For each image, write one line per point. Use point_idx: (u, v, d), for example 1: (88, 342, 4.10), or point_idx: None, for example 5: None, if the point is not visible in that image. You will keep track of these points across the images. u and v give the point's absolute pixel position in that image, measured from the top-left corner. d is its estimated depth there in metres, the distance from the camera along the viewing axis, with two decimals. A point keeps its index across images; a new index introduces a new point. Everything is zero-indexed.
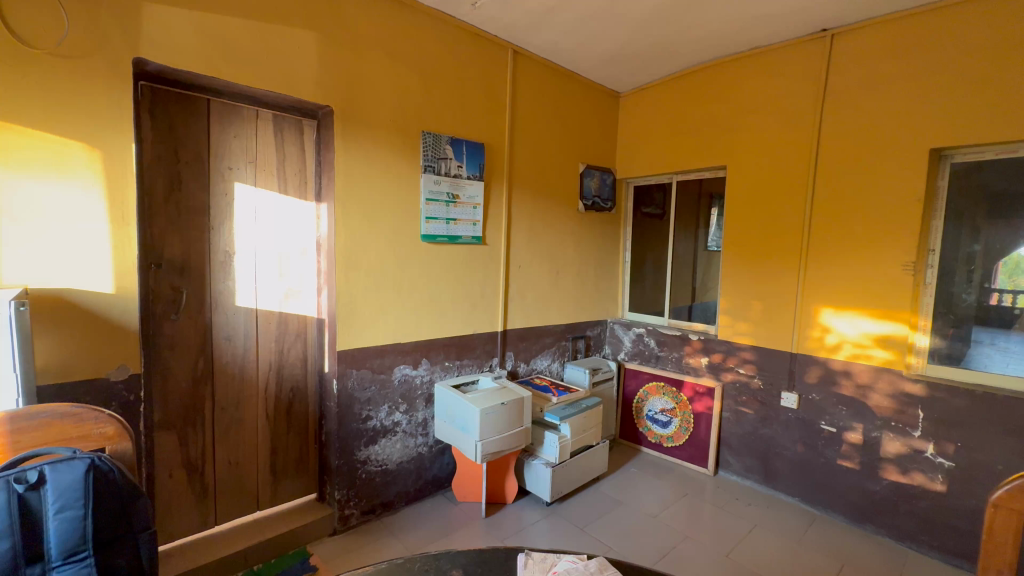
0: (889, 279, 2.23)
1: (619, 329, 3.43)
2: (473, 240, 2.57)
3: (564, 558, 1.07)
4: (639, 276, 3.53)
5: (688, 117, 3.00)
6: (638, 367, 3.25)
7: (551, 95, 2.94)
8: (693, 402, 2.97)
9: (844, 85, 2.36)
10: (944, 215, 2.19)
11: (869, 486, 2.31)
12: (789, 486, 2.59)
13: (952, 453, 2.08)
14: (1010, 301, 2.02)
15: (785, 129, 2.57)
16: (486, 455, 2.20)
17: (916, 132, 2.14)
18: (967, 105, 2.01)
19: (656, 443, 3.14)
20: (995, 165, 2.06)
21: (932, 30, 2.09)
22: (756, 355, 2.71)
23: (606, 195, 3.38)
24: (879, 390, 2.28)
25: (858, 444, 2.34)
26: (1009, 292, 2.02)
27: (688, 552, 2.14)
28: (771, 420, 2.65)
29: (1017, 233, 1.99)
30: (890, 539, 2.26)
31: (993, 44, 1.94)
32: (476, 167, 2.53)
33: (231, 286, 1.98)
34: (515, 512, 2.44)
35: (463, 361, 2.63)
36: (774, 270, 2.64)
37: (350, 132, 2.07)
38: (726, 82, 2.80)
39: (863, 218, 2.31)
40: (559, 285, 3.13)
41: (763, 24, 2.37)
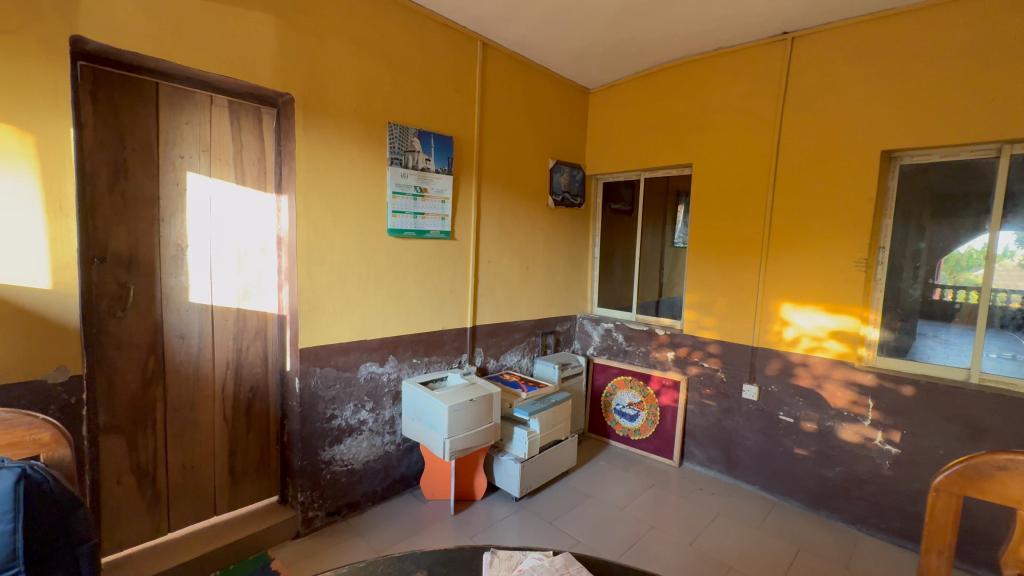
0: (843, 275, 2.33)
1: (588, 324, 3.46)
2: (441, 235, 2.53)
3: (530, 555, 1.06)
4: (608, 271, 3.57)
5: (656, 115, 3.04)
6: (607, 362, 3.29)
7: (521, 89, 2.91)
8: (660, 396, 3.03)
9: (805, 87, 2.43)
10: (893, 215, 2.29)
11: (823, 472, 2.42)
12: (750, 475, 2.69)
13: (898, 440, 2.19)
14: (951, 296, 2.15)
15: (749, 129, 2.63)
16: (454, 452, 2.18)
17: (870, 134, 2.24)
18: (915, 109, 2.11)
19: (624, 436, 3.19)
20: (940, 167, 2.18)
21: (888, 36, 2.17)
22: (721, 349, 2.78)
23: (575, 191, 3.39)
24: (833, 381, 2.38)
25: (814, 433, 2.45)
26: (950, 287, 2.15)
27: (653, 542, 2.18)
28: (733, 411, 2.74)
29: (958, 232, 2.12)
30: (842, 522, 2.38)
31: (944, 52, 2.04)
32: (445, 160, 2.49)
33: (184, 281, 1.88)
34: (484, 508, 2.43)
35: (432, 358, 2.59)
36: (737, 266, 2.71)
37: (312, 122, 2.00)
38: (693, 81, 2.85)
39: (820, 215, 2.40)
40: (529, 280, 3.12)
41: (727, 25, 2.41)
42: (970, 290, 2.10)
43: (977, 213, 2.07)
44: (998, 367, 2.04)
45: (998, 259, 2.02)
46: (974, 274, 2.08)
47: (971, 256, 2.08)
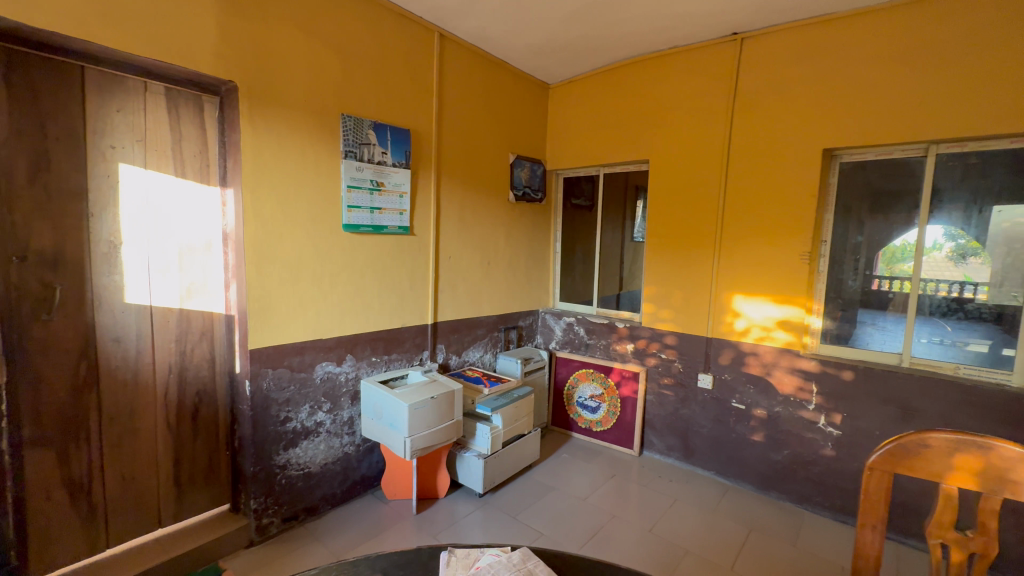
0: (788, 267, 2.44)
1: (550, 319, 3.49)
2: (400, 231, 2.48)
3: (488, 552, 1.06)
4: (569, 265, 3.60)
5: (614, 111, 3.08)
6: (569, 355, 3.33)
7: (480, 82, 2.88)
8: (620, 387, 3.10)
9: (753, 86, 2.52)
10: (834, 210, 2.42)
11: (772, 455, 2.54)
12: (706, 461, 2.79)
13: (839, 423, 2.33)
14: (888, 286, 2.29)
15: (703, 126, 2.71)
16: (415, 451, 2.14)
17: (813, 133, 2.35)
18: (854, 110, 2.23)
19: (586, 428, 3.25)
20: (875, 165, 2.31)
21: (830, 40, 2.29)
22: (677, 340, 2.86)
23: (536, 186, 3.40)
24: (781, 369, 2.49)
25: (764, 419, 2.56)
26: (886, 278, 2.29)
27: (615, 531, 2.23)
28: (689, 400, 2.83)
29: (893, 227, 2.26)
30: (789, 502, 2.51)
31: (880, 56, 2.16)
32: (402, 154, 2.43)
33: (118, 281, 1.75)
34: (448, 506, 2.41)
35: (392, 356, 2.54)
36: (692, 260, 2.79)
37: (258, 112, 1.90)
38: (649, 78, 2.90)
39: (768, 210, 2.50)
40: (490, 276, 3.11)
41: (680, 25, 2.47)
42: (904, 280, 2.24)
43: (908, 209, 2.22)
44: (927, 351, 2.19)
45: (929, 251, 2.17)
46: (907, 265, 2.22)
47: (905, 249, 2.23)
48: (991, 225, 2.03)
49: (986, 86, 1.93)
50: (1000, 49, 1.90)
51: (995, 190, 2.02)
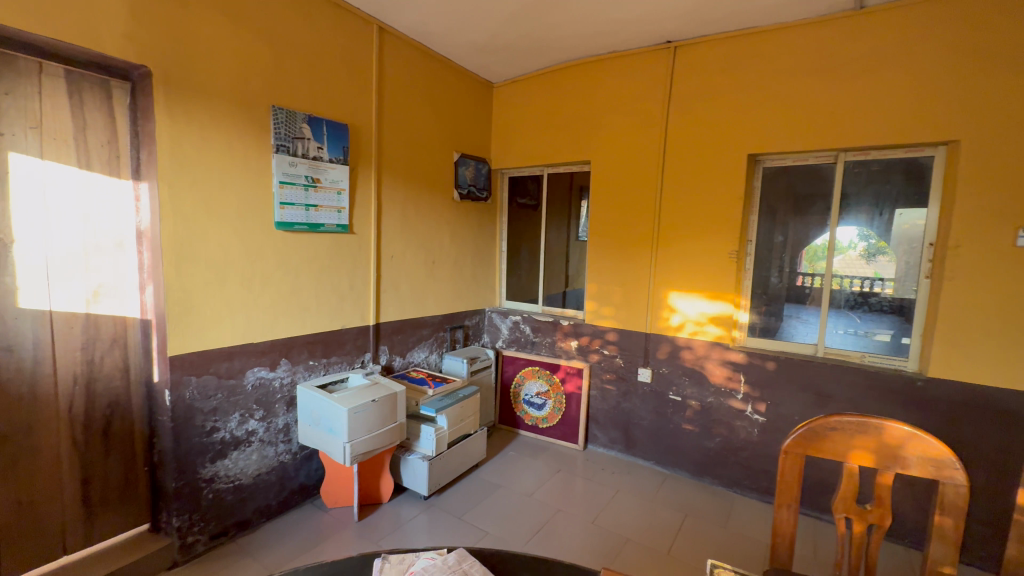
0: (719, 265, 2.59)
1: (497, 318, 3.50)
2: (338, 229, 2.39)
3: (423, 556, 1.04)
4: (515, 264, 3.63)
5: (557, 112, 3.13)
6: (515, 354, 3.36)
7: (422, 78, 2.83)
8: (565, 383, 3.16)
9: (687, 92, 2.64)
10: (760, 211, 2.59)
11: (706, 443, 2.69)
12: (646, 451, 2.90)
13: (764, 410, 2.50)
14: (810, 282, 2.47)
15: (640, 129, 2.81)
16: (355, 457, 2.08)
17: (739, 139, 2.50)
18: (774, 118, 2.40)
19: (532, 425, 3.28)
20: (793, 170, 2.50)
21: (753, 52, 2.44)
22: (618, 336, 2.96)
23: (481, 184, 3.39)
24: (712, 362, 2.64)
25: (698, 409, 2.70)
26: (809, 275, 2.47)
27: (560, 525, 2.27)
28: (630, 394, 2.93)
29: (812, 228, 2.45)
30: (721, 486, 2.66)
31: (796, 68, 2.33)
32: (340, 149, 2.35)
33: (9, 284, 1.57)
34: (391, 511, 2.35)
35: (331, 359, 2.45)
36: (631, 258, 2.89)
37: (176, 100, 1.76)
38: (590, 81, 2.97)
39: (699, 210, 2.63)
40: (435, 275, 3.07)
41: (618, 30, 2.54)
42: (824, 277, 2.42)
43: (824, 211, 2.41)
44: (842, 342, 2.39)
45: (843, 249, 2.36)
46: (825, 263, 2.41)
47: (825, 247, 2.41)
48: (894, 227, 2.25)
49: (885, 100, 2.13)
50: (900, 69, 2.10)
51: (895, 195, 2.25)
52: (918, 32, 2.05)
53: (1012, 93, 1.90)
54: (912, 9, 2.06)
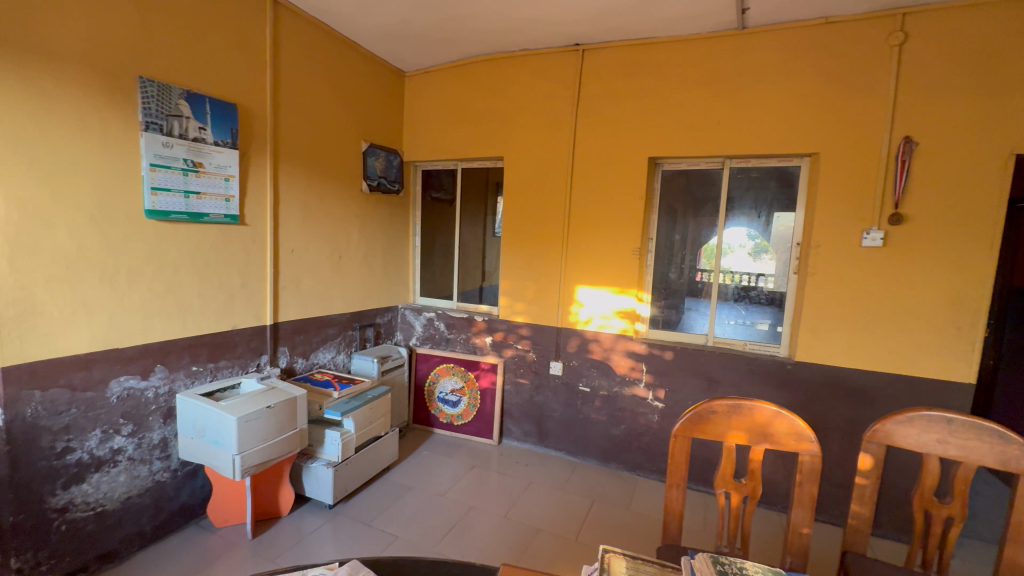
0: (624, 261, 2.72)
1: (410, 314, 3.40)
2: (226, 219, 2.16)
3: (311, 573, 0.97)
4: (429, 260, 3.54)
5: (470, 105, 3.09)
6: (429, 351, 3.29)
7: (325, 61, 2.65)
8: (479, 379, 3.16)
9: (594, 94, 2.74)
10: (660, 212, 2.77)
11: (612, 431, 2.83)
12: (558, 442, 2.99)
13: (662, 396, 2.68)
14: (707, 278, 2.67)
15: (551, 128, 2.87)
16: (247, 469, 1.90)
17: (641, 142, 2.64)
18: (671, 124, 2.57)
19: (447, 423, 3.24)
20: (688, 174, 2.70)
21: (652, 61, 2.59)
22: (531, 331, 3.01)
23: (393, 177, 3.26)
24: (618, 353, 2.78)
25: (605, 399, 2.83)
26: (708, 272, 2.66)
27: (472, 522, 2.26)
28: (543, 387, 3.00)
29: (707, 228, 2.65)
30: (626, 471, 2.81)
31: (690, 79, 2.51)
32: (226, 132, 2.12)
33: None
34: (292, 524, 2.19)
35: (219, 363, 2.21)
36: (543, 254, 2.95)
37: (6, 61, 1.47)
38: (503, 77, 2.97)
39: (606, 209, 2.75)
40: (342, 270, 2.90)
41: (529, 29, 2.57)
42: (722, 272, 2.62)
43: (714, 212, 2.63)
44: (729, 332, 2.63)
45: (732, 249, 2.59)
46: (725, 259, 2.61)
47: (720, 247, 2.61)
48: (772, 228, 2.52)
49: (762, 113, 2.37)
50: (775, 86, 2.34)
51: (771, 200, 2.51)
52: (788, 55, 2.31)
53: (860, 113, 2.20)
54: (784, 34, 2.32)
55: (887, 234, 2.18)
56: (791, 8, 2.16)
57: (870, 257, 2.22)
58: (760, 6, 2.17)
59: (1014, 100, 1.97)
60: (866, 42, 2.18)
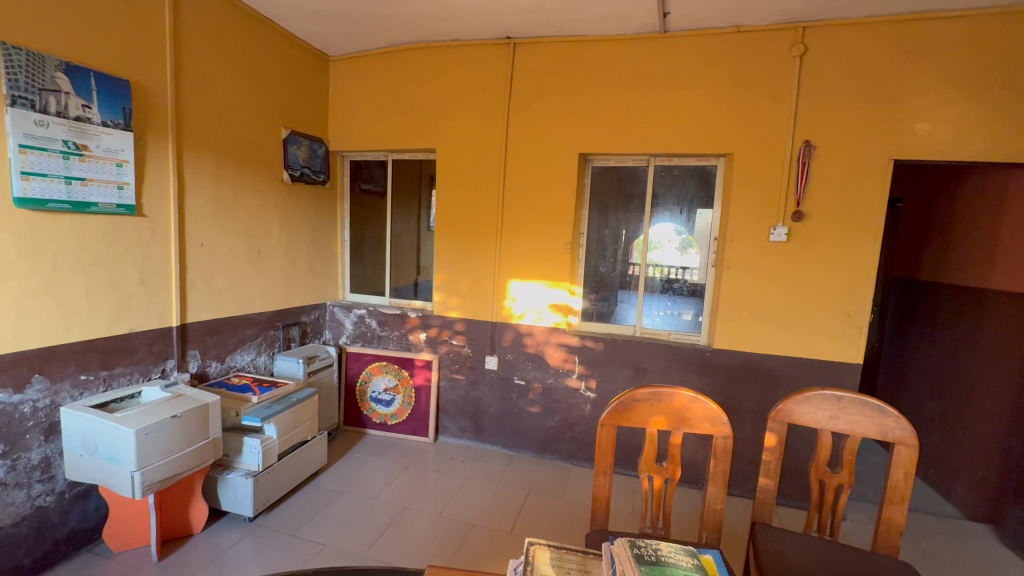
0: (556, 255, 2.77)
1: (339, 312, 3.26)
2: (120, 210, 1.94)
3: None
4: (359, 255, 3.40)
5: (400, 94, 2.99)
6: (360, 350, 3.17)
7: (237, 39, 2.45)
8: (414, 377, 3.09)
9: (526, 88, 2.74)
10: (590, 207, 2.84)
11: (546, 422, 2.88)
12: (494, 436, 3.00)
13: (594, 386, 2.76)
14: (638, 272, 2.76)
15: (484, 121, 2.84)
16: (149, 486, 1.72)
17: (571, 138, 2.69)
18: (600, 121, 2.63)
19: (380, 423, 3.14)
20: (617, 171, 2.78)
21: (581, 58, 2.64)
22: (466, 326, 2.98)
23: (317, 167, 3.08)
24: (551, 345, 2.82)
25: (540, 391, 2.87)
26: (639, 266, 2.76)
27: (407, 524, 2.21)
28: (478, 382, 2.99)
29: (634, 224, 2.76)
30: (560, 461, 2.88)
31: (617, 78, 2.59)
32: (117, 111, 1.89)
33: None
34: (206, 541, 2.02)
35: (114, 371, 1.98)
36: (477, 249, 2.92)
37: None
38: (433, 67, 2.90)
39: (539, 203, 2.78)
40: (262, 266, 2.71)
41: (459, 19, 2.52)
42: (653, 266, 2.73)
43: (641, 209, 2.74)
44: (656, 323, 2.76)
45: (660, 244, 2.71)
46: (653, 255, 2.73)
47: (648, 242, 2.72)
48: (695, 224, 2.66)
49: (682, 114, 2.49)
50: (694, 89, 2.47)
51: (691, 197, 2.66)
52: (705, 60, 2.45)
53: (768, 117, 2.37)
54: (701, 39, 2.45)
55: (791, 230, 2.38)
56: (707, 15, 2.28)
57: (777, 251, 2.41)
58: (680, 12, 2.27)
59: (892, 111, 2.22)
60: (771, 52, 2.35)
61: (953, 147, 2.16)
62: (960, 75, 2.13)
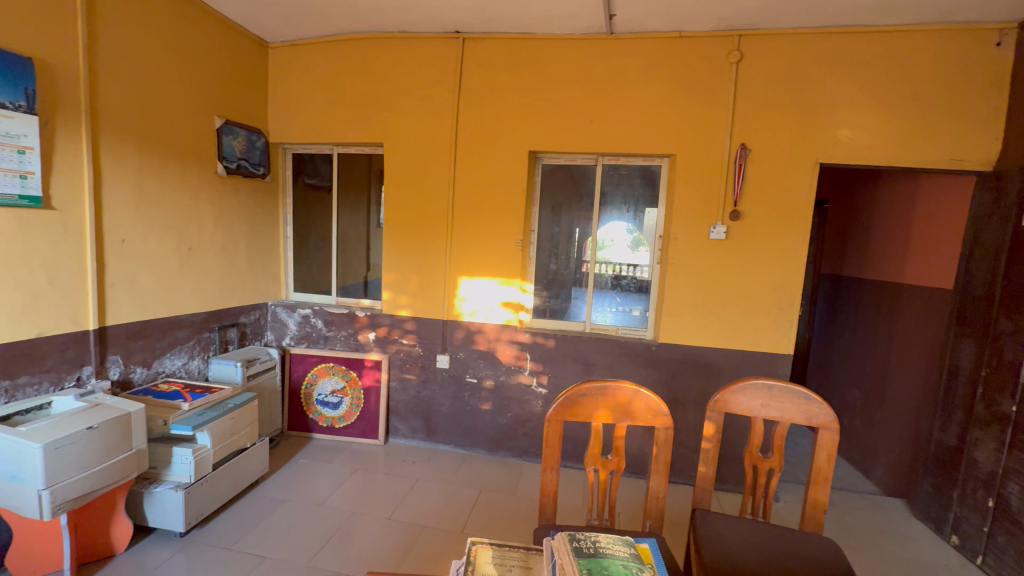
0: (507, 253, 2.77)
1: (282, 312, 3.11)
2: (23, 202, 1.75)
3: None
4: (303, 252, 3.25)
5: (345, 85, 2.88)
6: (305, 351, 3.04)
7: (162, 19, 2.27)
8: (363, 378, 3.00)
9: (475, 84, 2.72)
10: (541, 204, 2.86)
11: (499, 419, 2.88)
12: (446, 436, 2.97)
13: (546, 382, 2.79)
14: (590, 269, 2.81)
15: (433, 116, 2.79)
16: (61, 505, 1.57)
17: (522, 136, 2.69)
18: (549, 119, 2.65)
19: (327, 426, 3.02)
20: (566, 169, 2.81)
21: (530, 56, 2.64)
22: (416, 325, 2.93)
23: (256, 159, 2.92)
24: (503, 343, 2.82)
25: (492, 388, 2.87)
26: (591, 263, 2.80)
27: (354, 530, 2.14)
28: (430, 381, 2.95)
29: (584, 221, 2.80)
30: (512, 457, 2.89)
31: (566, 77, 2.61)
32: (19, 92, 1.70)
33: None
34: (131, 561, 1.87)
35: (19, 381, 1.80)
36: (428, 246, 2.87)
37: None
38: (380, 58, 2.81)
39: (489, 200, 2.77)
40: (194, 264, 2.53)
41: (406, 11, 2.46)
42: (604, 264, 2.79)
43: (590, 207, 2.79)
44: (606, 319, 2.82)
45: (610, 242, 2.77)
46: (604, 252, 2.78)
47: (599, 240, 2.77)
48: (644, 222, 2.74)
49: (628, 115, 2.56)
50: (639, 90, 2.54)
51: (638, 196, 2.74)
52: (649, 62, 2.52)
53: (708, 120, 2.48)
54: (646, 42, 2.51)
55: (729, 228, 2.50)
56: (651, 19, 2.35)
57: (716, 248, 2.52)
58: (625, 14, 2.32)
59: (818, 118, 2.38)
60: (711, 57, 2.45)
61: (871, 153, 2.34)
62: (875, 87, 2.31)
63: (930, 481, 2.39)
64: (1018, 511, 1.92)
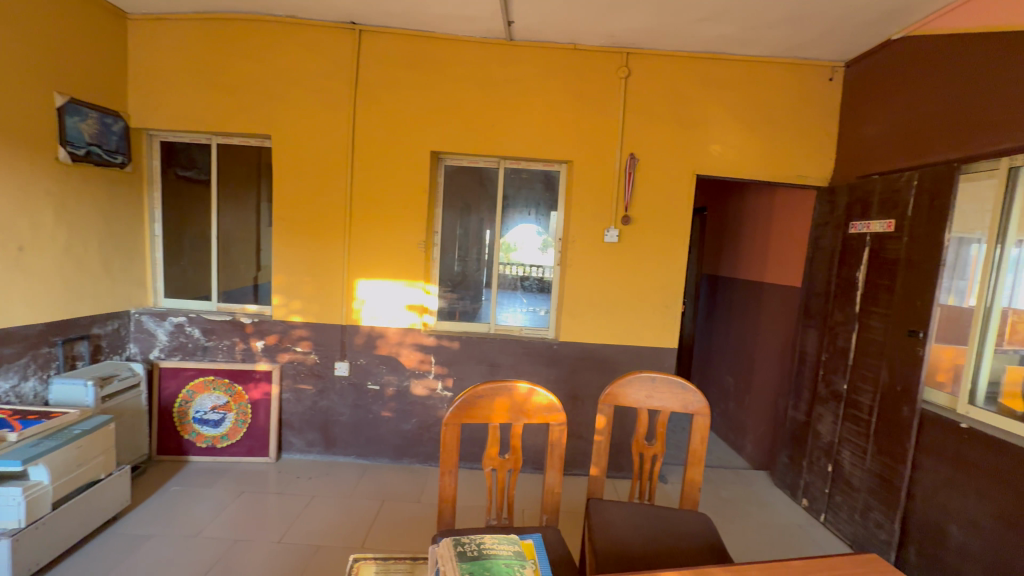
0: (409, 254, 2.70)
1: (149, 321, 2.73)
2: None
3: None
4: (175, 252, 2.89)
5: (225, 69, 2.61)
6: (179, 365, 2.70)
7: None
8: (250, 392, 2.73)
9: (373, 79, 2.62)
10: (443, 205, 2.83)
11: (403, 426, 2.79)
12: (346, 447, 2.81)
13: (450, 385, 2.76)
14: (494, 271, 2.83)
15: (326, 109, 2.63)
16: None
17: (423, 135, 2.64)
18: (451, 121, 2.63)
19: (207, 447, 2.71)
20: (469, 171, 2.82)
21: (431, 55, 2.61)
22: (311, 331, 2.74)
23: (111, 145, 2.53)
24: (406, 346, 2.74)
25: (394, 394, 2.77)
26: (495, 265, 2.83)
27: (238, 559, 1.94)
28: (327, 391, 2.78)
29: (488, 223, 2.83)
30: (417, 463, 2.82)
31: (467, 79, 2.61)
32: None
33: None
34: None
35: None
36: (324, 246, 2.70)
37: None
38: (266, 43, 2.60)
39: (389, 199, 2.68)
40: (28, 266, 2.13)
41: None
42: (507, 265, 2.84)
43: (492, 209, 2.82)
44: (510, 320, 2.87)
45: (514, 245, 2.83)
46: (508, 254, 2.83)
47: (502, 242, 2.82)
48: (545, 225, 2.83)
49: (528, 121, 2.63)
50: (538, 97, 2.62)
51: (539, 200, 2.82)
52: (546, 71, 2.61)
53: (601, 129, 2.63)
54: (544, 51, 2.60)
55: (621, 232, 2.67)
56: (547, 29, 2.44)
57: (610, 250, 2.68)
58: (523, 23, 2.38)
59: (694, 133, 2.63)
60: (602, 71, 2.61)
61: (737, 167, 2.64)
62: (740, 109, 2.61)
63: (787, 453, 2.76)
64: (849, 472, 2.28)
